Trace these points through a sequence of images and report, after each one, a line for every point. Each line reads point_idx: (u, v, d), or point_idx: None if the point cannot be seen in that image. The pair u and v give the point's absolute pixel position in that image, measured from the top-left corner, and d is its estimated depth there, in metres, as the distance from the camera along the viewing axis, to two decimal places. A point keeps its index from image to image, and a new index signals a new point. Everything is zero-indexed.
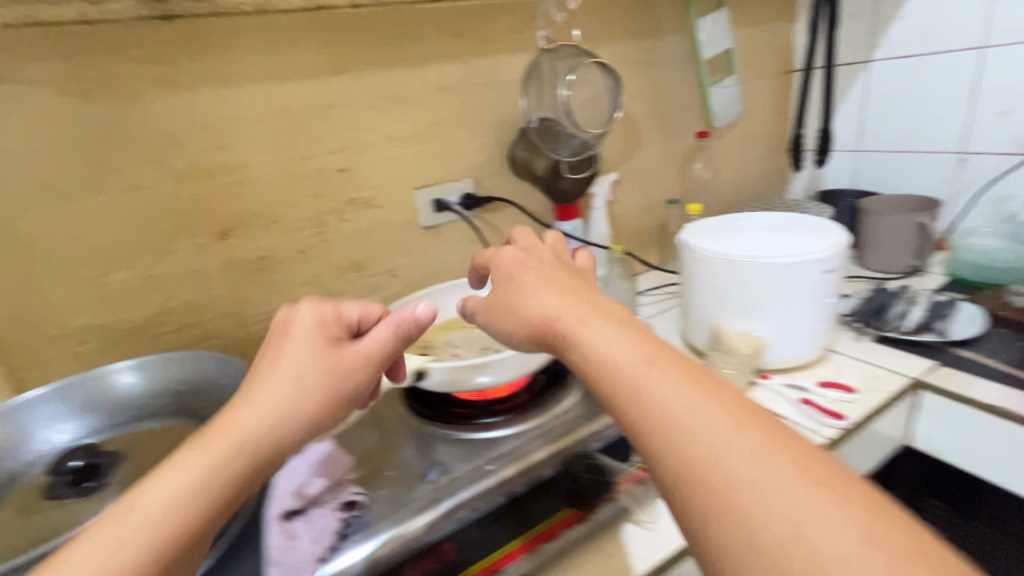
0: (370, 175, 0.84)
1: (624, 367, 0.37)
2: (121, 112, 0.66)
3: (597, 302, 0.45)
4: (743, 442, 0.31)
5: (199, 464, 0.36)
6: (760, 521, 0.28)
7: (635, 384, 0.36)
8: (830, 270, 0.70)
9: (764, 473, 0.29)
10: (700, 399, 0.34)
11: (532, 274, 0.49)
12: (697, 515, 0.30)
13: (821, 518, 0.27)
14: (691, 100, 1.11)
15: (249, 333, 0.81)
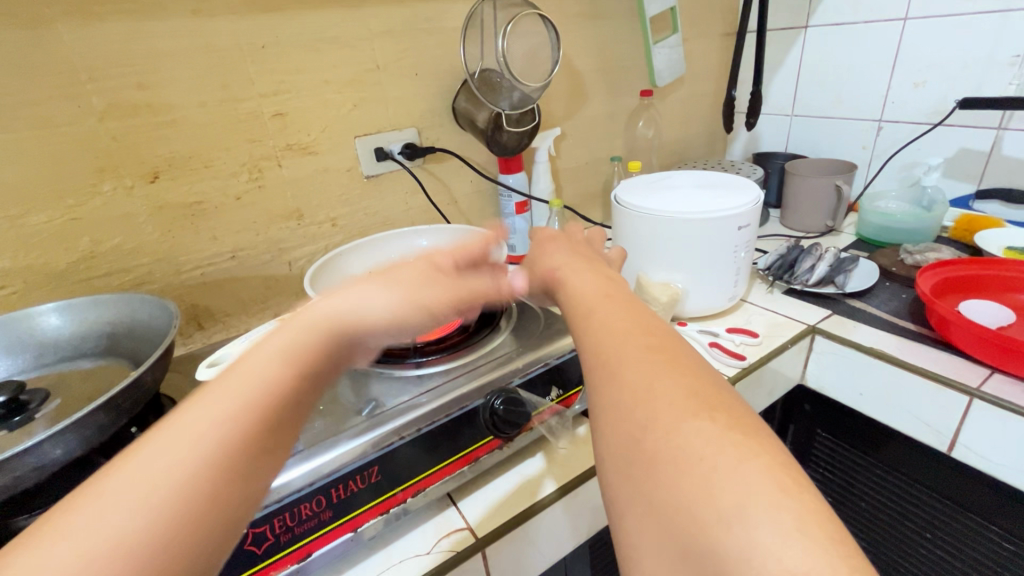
0: (307, 120, 0.82)
1: (610, 305, 0.45)
2: (32, 41, 0.62)
3: (602, 263, 0.53)
4: (680, 371, 0.37)
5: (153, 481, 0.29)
6: (672, 426, 0.33)
7: (613, 316, 0.43)
8: (744, 227, 0.75)
9: (684, 392, 0.35)
10: (653, 336, 0.41)
11: (559, 245, 0.57)
12: (620, 415, 0.36)
13: (715, 428, 0.33)
14: (636, 59, 1.14)
15: (185, 280, 0.81)
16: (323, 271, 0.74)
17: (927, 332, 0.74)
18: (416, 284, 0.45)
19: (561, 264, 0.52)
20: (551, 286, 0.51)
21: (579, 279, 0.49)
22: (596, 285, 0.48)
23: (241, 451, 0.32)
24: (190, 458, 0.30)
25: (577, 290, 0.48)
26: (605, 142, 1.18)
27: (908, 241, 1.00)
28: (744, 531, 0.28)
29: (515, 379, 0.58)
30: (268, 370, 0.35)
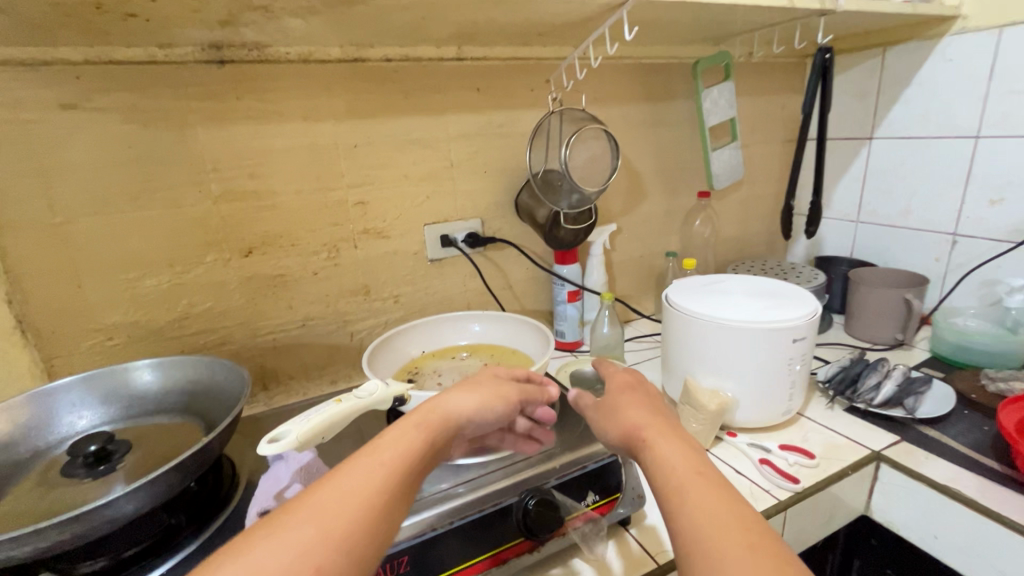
0: (385, 208, 0.92)
1: (704, 486, 0.45)
2: (174, 139, 0.75)
3: (682, 427, 0.54)
4: (784, 574, 0.37)
5: (281, 547, 0.36)
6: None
7: (709, 499, 0.43)
8: (798, 339, 0.73)
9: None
10: (751, 529, 0.41)
11: (636, 399, 0.58)
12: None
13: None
14: (695, 162, 1.19)
15: (259, 342, 0.88)
16: (381, 349, 0.79)
17: (1013, 475, 0.67)
18: (489, 383, 0.56)
19: (644, 422, 0.54)
20: (637, 446, 0.52)
21: (668, 448, 0.50)
22: (685, 456, 0.49)
23: (349, 516, 0.39)
24: (316, 525, 0.38)
25: (665, 461, 0.48)
26: (661, 238, 1.21)
27: (992, 365, 0.92)
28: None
29: (550, 480, 0.58)
30: (369, 470, 0.43)
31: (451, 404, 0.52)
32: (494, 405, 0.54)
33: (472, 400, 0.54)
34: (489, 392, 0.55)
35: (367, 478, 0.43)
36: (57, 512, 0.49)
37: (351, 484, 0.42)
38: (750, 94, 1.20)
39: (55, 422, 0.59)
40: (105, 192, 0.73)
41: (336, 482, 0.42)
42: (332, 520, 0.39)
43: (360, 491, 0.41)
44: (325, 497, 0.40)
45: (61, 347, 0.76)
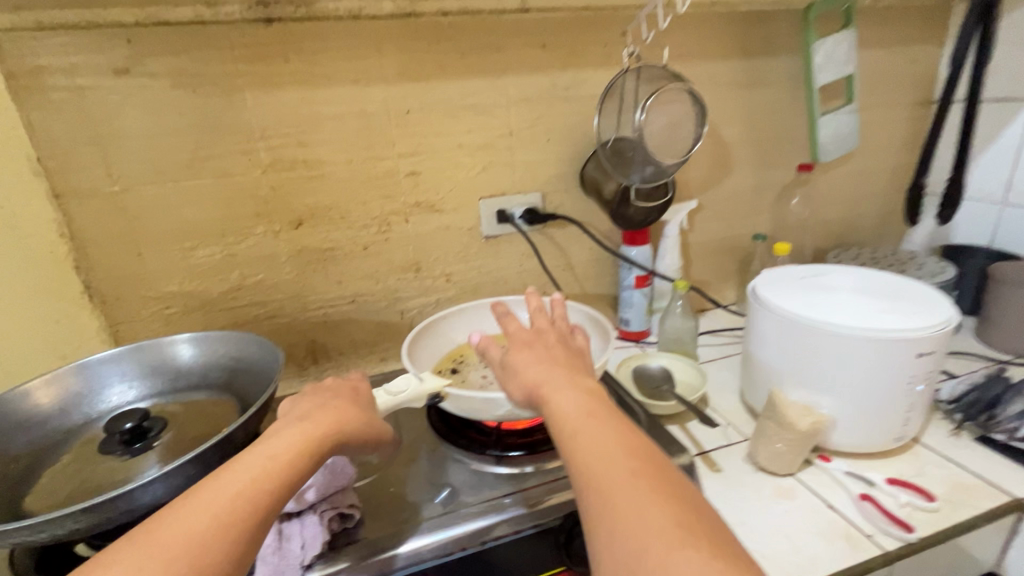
0: (438, 180, 0.85)
1: (598, 428, 0.45)
2: (222, 105, 0.72)
3: (583, 371, 0.53)
4: (665, 499, 0.39)
5: (167, 542, 0.35)
6: (662, 557, 0.35)
7: (603, 440, 0.44)
8: (924, 354, 0.60)
9: (669, 521, 0.38)
10: (636, 462, 0.42)
11: (537, 352, 0.55)
12: (619, 547, 0.38)
13: (698, 557, 0.35)
14: (796, 130, 1.01)
15: (308, 317, 0.86)
16: (426, 334, 0.75)
17: None
18: (362, 407, 0.52)
19: (542, 377, 0.52)
20: (538, 405, 0.50)
21: (563, 397, 0.49)
22: (580, 403, 0.48)
23: (237, 504, 0.38)
24: (208, 514, 0.37)
25: (562, 414, 0.48)
26: (747, 218, 1.06)
27: None
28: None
29: None
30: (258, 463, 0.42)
31: (324, 415, 0.48)
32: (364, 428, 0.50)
33: (344, 412, 0.50)
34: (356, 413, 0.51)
35: (255, 470, 0.41)
36: (92, 492, 0.48)
37: (233, 481, 0.40)
38: (873, 45, 0.99)
39: (101, 393, 0.60)
40: (159, 160, 0.72)
41: (224, 480, 0.40)
42: (214, 515, 0.37)
43: (248, 482, 0.40)
44: (208, 495, 0.39)
45: (124, 314, 0.78)
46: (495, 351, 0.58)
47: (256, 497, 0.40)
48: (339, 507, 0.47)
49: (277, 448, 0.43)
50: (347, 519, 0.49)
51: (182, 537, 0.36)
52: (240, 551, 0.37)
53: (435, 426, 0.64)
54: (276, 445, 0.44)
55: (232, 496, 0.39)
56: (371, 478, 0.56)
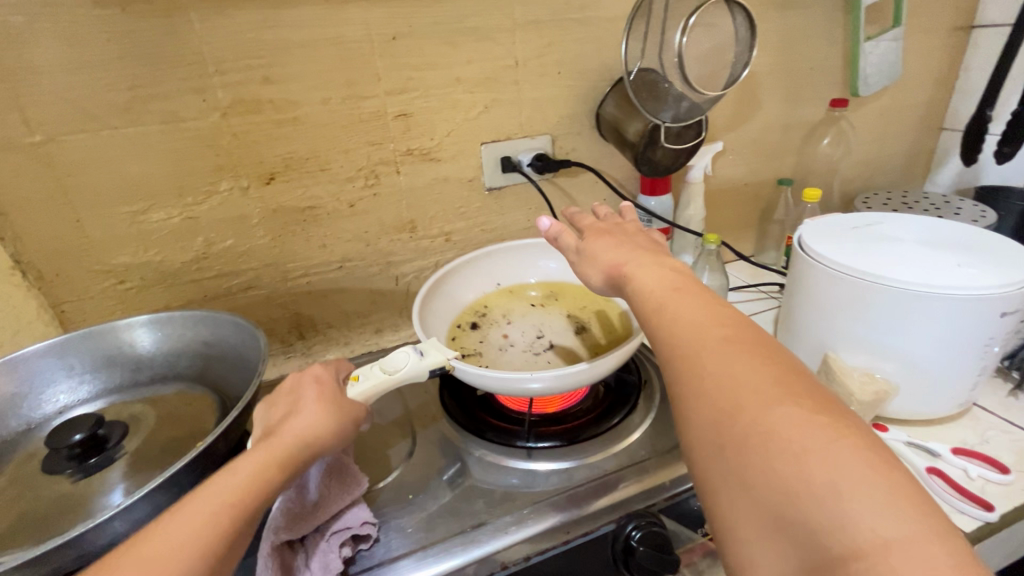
0: (432, 123, 0.73)
1: (682, 296, 0.41)
2: (164, 30, 0.58)
3: (666, 254, 0.48)
4: (766, 359, 0.34)
5: None
6: (763, 415, 0.30)
7: (690, 307, 0.39)
8: (1006, 313, 0.53)
9: (770, 381, 0.32)
10: (728, 327, 0.37)
11: (615, 237, 0.51)
12: (707, 409, 0.33)
13: (805, 413, 0.30)
14: (830, 60, 0.90)
15: (290, 287, 0.75)
16: (443, 283, 0.67)
17: None
18: (338, 397, 0.43)
19: (622, 258, 0.47)
20: (616, 285, 0.46)
21: (643, 272, 0.44)
22: (665, 276, 0.43)
23: (201, 535, 0.32)
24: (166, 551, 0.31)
25: (642, 286, 0.43)
26: (772, 161, 0.96)
27: None
28: (853, 513, 0.26)
29: (655, 502, 0.45)
30: (222, 487, 0.35)
31: (294, 422, 0.40)
32: (342, 428, 0.42)
33: (320, 413, 0.42)
34: (335, 409, 0.43)
35: (218, 493, 0.34)
36: (37, 526, 0.39)
37: (207, 500, 0.34)
38: None
39: (42, 394, 0.50)
40: (88, 103, 0.58)
41: (193, 499, 0.34)
42: (180, 542, 0.31)
43: (213, 507, 0.34)
44: (173, 519, 0.33)
45: (69, 292, 0.66)
46: (569, 241, 0.53)
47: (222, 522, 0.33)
48: (350, 527, 0.41)
49: (255, 461, 0.37)
50: (362, 539, 0.42)
51: (142, 572, 0.30)
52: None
53: (450, 412, 0.56)
54: (248, 459, 0.37)
55: (202, 519, 0.33)
56: (389, 479, 0.49)
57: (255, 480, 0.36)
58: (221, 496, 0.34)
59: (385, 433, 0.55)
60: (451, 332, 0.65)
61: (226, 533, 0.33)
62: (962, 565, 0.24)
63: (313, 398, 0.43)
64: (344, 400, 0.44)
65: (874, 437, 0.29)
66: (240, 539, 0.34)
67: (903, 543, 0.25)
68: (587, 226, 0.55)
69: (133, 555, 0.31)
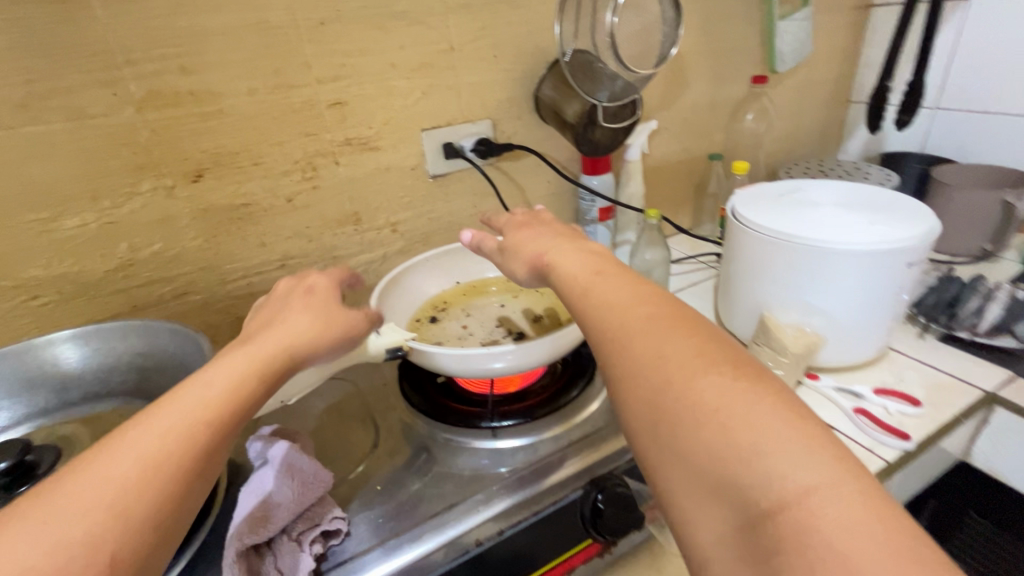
0: (369, 110, 0.71)
1: (606, 278, 0.42)
2: (61, 18, 0.53)
3: (584, 239, 0.50)
4: (691, 333, 0.35)
5: (95, 491, 0.29)
6: (689, 385, 0.31)
7: (615, 290, 0.40)
8: (909, 264, 0.59)
9: (692, 352, 0.33)
10: (653, 304, 0.38)
11: (536, 229, 0.53)
12: (638, 388, 0.34)
13: (727, 379, 0.31)
14: (749, 40, 0.96)
15: (229, 290, 0.72)
16: (404, 276, 0.66)
17: None
18: (313, 313, 0.45)
19: (545, 248, 0.49)
20: (542, 272, 0.48)
21: (566, 258, 0.46)
22: (588, 261, 0.45)
23: (176, 445, 0.33)
24: (136, 462, 0.31)
25: (566, 271, 0.45)
26: (702, 137, 1.01)
27: None
28: (775, 468, 0.27)
29: (619, 465, 0.47)
30: (196, 398, 0.35)
31: (271, 333, 0.42)
32: (322, 340, 0.44)
33: (292, 326, 0.43)
34: (320, 323, 0.45)
35: (194, 401, 0.35)
36: None
37: (177, 412, 0.34)
38: None
39: None
40: None
41: (164, 408, 0.34)
42: (153, 452, 0.32)
43: (188, 414, 0.34)
44: (145, 428, 0.33)
45: None
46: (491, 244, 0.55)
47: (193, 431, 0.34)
48: (319, 524, 0.40)
49: (224, 375, 0.37)
50: (332, 535, 0.41)
51: (119, 476, 0.30)
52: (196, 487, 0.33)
53: (410, 400, 0.56)
54: (218, 370, 0.37)
55: (177, 426, 0.33)
56: (352, 475, 0.48)
57: (233, 390, 0.37)
58: (199, 404, 0.35)
59: (346, 427, 0.54)
60: (411, 327, 0.63)
61: (205, 443, 0.34)
62: (873, 504, 0.25)
63: (287, 316, 0.44)
64: (331, 316, 0.46)
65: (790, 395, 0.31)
66: (219, 447, 0.35)
67: (822, 490, 0.26)
68: (506, 223, 0.57)
69: (105, 459, 0.31)
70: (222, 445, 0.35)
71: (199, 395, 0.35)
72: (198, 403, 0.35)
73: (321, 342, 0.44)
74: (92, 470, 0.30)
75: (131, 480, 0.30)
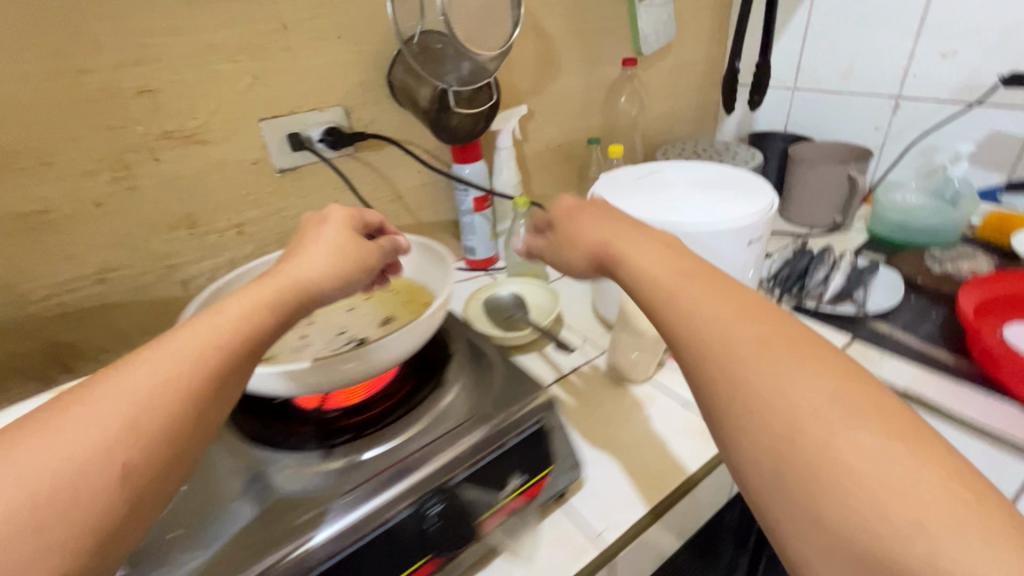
0: (190, 98, 0.62)
1: (694, 286, 0.39)
2: None
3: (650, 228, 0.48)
4: (816, 363, 0.32)
5: (103, 412, 0.29)
6: (832, 432, 0.29)
7: (713, 301, 0.37)
8: (752, 242, 0.60)
9: (826, 391, 0.31)
10: (763, 321, 0.35)
11: (583, 211, 0.51)
12: (760, 421, 0.32)
13: (873, 435, 0.29)
14: (616, 22, 0.95)
15: (34, 314, 0.61)
16: None
17: (979, 369, 0.60)
18: (337, 241, 0.45)
19: (606, 238, 0.47)
20: (605, 262, 0.47)
21: (637, 253, 0.44)
22: (665, 260, 0.42)
23: (182, 379, 0.32)
24: (138, 392, 0.31)
25: (642, 269, 0.42)
26: (580, 120, 1.00)
27: (928, 243, 0.85)
28: (940, 553, 0.25)
29: (457, 473, 0.43)
30: (213, 329, 0.35)
31: (302, 260, 0.42)
32: (348, 273, 0.44)
33: (320, 258, 0.43)
34: (345, 256, 0.44)
35: (206, 332, 0.35)
36: None
37: (190, 340, 0.34)
38: None
39: None
40: None
41: (177, 352, 0.33)
42: (156, 381, 0.31)
43: (203, 342, 0.34)
44: (153, 356, 0.33)
45: None
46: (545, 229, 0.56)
47: (205, 358, 0.34)
48: None
49: (236, 306, 0.37)
50: None
51: (131, 401, 0.30)
52: (206, 421, 0.33)
53: (241, 428, 0.50)
54: (234, 302, 0.37)
55: (194, 353, 0.33)
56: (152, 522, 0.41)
57: (241, 320, 0.37)
58: (213, 333, 0.35)
59: None
60: None
61: (214, 369, 0.34)
62: None
63: (318, 245, 0.44)
64: (347, 247, 0.45)
65: (910, 410, 0.30)
66: (228, 383, 0.35)
67: None
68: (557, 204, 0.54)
69: (120, 382, 0.31)
70: (230, 378, 0.35)
71: (215, 324, 0.36)
72: (210, 332, 0.35)
73: (344, 278, 0.44)
74: (105, 391, 0.30)
75: (145, 404, 0.30)
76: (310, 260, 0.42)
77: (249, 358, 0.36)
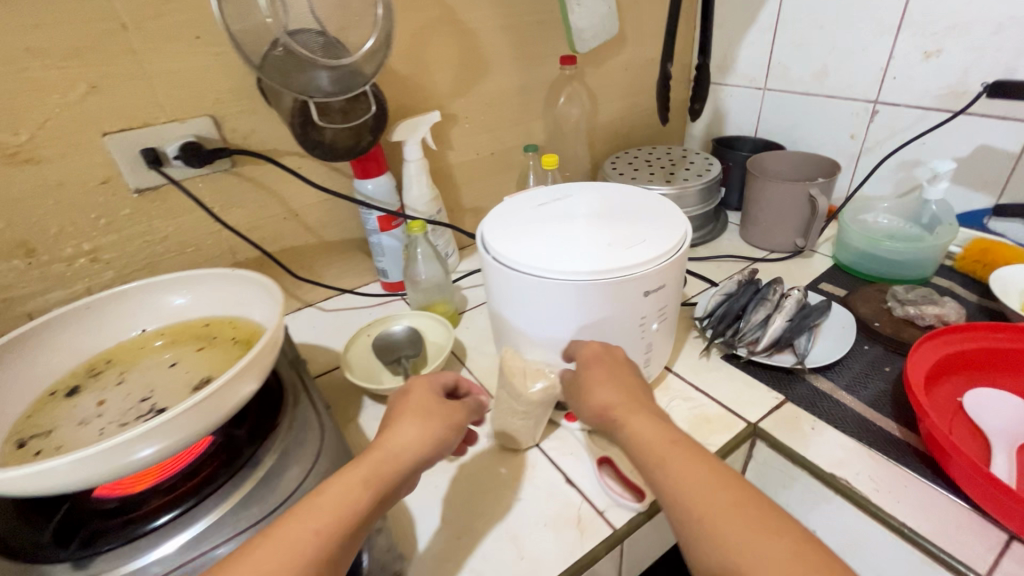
0: (6, 111, 0.53)
1: (681, 454, 0.39)
2: None
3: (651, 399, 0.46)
4: (772, 524, 0.33)
5: None
6: None
7: (688, 470, 0.37)
8: (654, 290, 0.49)
9: (785, 551, 0.32)
10: (729, 485, 0.36)
11: (601, 370, 0.48)
12: None
13: None
14: (554, 14, 0.84)
15: None
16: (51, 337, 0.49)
17: (925, 450, 0.50)
18: (435, 422, 0.46)
19: (614, 404, 0.45)
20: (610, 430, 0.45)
21: (636, 424, 0.43)
22: (659, 427, 0.42)
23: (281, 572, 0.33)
24: None
25: (636, 437, 0.42)
26: (517, 126, 0.90)
27: (891, 276, 0.74)
28: None
29: None
30: (315, 514, 0.37)
31: (395, 435, 0.44)
32: (436, 437, 0.44)
33: (407, 439, 0.43)
34: (425, 419, 0.45)
35: (284, 523, 0.36)
36: None
37: (284, 530, 0.36)
38: None
39: None
40: None
41: (302, 512, 0.37)
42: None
43: (280, 539, 0.35)
44: (249, 553, 0.34)
45: None
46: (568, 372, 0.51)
47: (308, 541, 0.35)
48: None
49: (334, 488, 0.39)
50: None
51: None
52: None
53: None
54: (337, 480, 0.39)
55: (294, 548, 0.35)
56: None
57: (340, 504, 0.38)
58: (300, 515, 0.36)
59: None
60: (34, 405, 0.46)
61: (318, 553, 0.35)
62: None
63: (400, 423, 0.45)
64: (432, 409, 0.46)
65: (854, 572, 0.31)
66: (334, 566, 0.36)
67: None
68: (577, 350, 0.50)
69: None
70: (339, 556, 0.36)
71: (303, 509, 0.37)
72: (302, 522, 0.36)
73: (431, 441, 0.44)
74: None
75: None
76: (407, 441, 0.43)
77: (352, 532, 0.38)
